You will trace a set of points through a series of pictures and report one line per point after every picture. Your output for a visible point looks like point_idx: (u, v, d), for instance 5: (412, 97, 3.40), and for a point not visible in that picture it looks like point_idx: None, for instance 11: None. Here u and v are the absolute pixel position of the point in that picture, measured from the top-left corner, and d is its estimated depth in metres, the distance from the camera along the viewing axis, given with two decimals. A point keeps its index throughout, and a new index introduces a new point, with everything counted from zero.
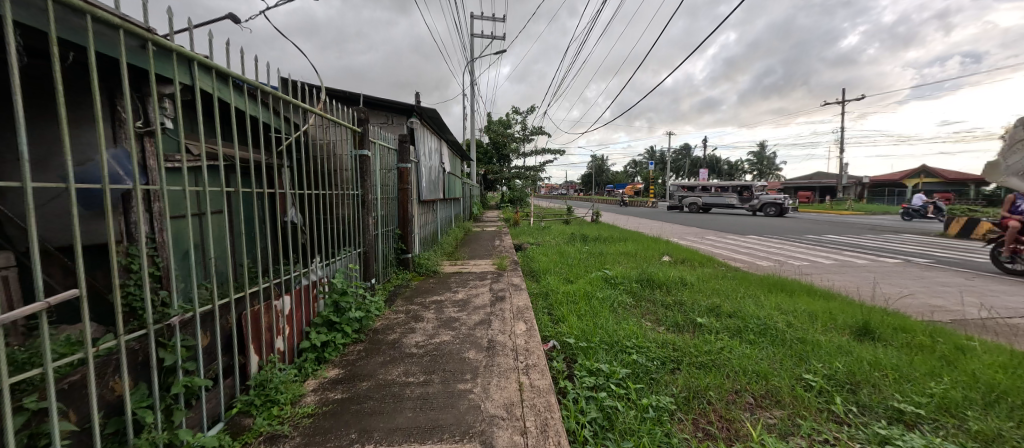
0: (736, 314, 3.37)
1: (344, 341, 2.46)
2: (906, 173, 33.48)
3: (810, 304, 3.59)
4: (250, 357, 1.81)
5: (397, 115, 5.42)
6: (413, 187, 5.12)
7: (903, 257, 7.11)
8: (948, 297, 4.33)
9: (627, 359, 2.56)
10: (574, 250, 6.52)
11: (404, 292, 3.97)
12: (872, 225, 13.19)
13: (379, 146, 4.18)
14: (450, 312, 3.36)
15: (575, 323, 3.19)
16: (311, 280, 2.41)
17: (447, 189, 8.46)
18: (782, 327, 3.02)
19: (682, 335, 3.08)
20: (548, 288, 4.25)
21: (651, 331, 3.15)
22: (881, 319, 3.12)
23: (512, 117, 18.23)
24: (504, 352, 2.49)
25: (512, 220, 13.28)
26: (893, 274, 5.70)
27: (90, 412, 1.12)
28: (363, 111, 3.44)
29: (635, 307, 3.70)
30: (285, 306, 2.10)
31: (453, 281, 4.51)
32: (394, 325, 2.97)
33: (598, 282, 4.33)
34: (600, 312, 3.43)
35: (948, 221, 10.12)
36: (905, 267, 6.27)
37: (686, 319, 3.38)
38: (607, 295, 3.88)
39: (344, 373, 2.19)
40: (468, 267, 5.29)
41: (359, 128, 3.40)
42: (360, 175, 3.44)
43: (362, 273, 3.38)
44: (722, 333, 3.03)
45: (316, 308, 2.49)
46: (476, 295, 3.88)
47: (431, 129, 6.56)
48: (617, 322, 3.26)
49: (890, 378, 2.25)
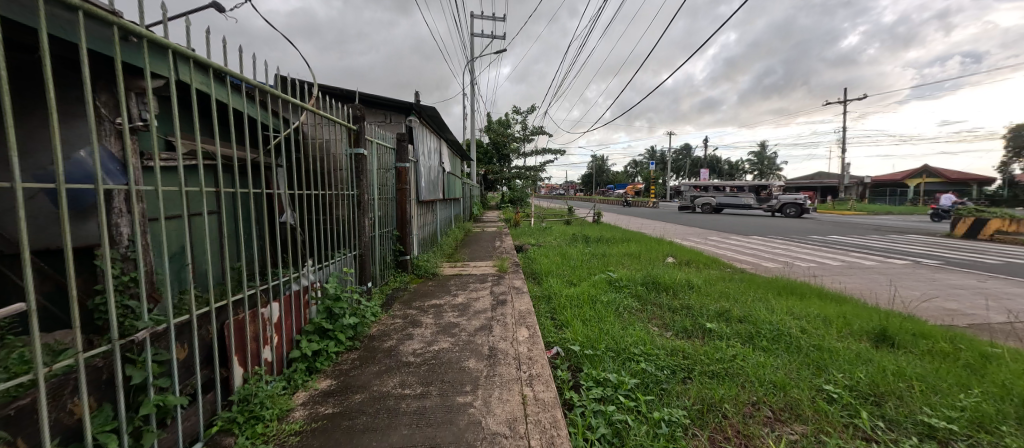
0: (746, 319, 3.24)
1: (337, 350, 2.33)
2: (907, 173, 33.37)
3: (823, 308, 3.47)
4: (232, 370, 1.68)
5: (395, 113, 5.28)
6: (412, 187, 4.99)
7: (911, 258, 6.99)
8: (963, 300, 4.21)
9: (636, 368, 2.44)
10: (576, 251, 6.40)
11: (402, 296, 3.84)
12: (876, 225, 13.07)
13: (376, 145, 4.04)
14: (449, 317, 3.23)
15: (579, 328, 3.06)
16: (301, 285, 2.27)
17: (447, 189, 8.32)
18: (796, 333, 2.89)
19: (691, 341, 2.95)
20: (551, 291, 4.11)
21: (659, 337, 3.02)
22: (898, 324, 2.99)
23: (511, 117, 18.10)
24: (505, 361, 2.37)
25: (513, 220, 13.15)
26: (903, 276, 5.57)
27: (40, 441, 0.99)
28: (358, 108, 3.28)
29: (641, 311, 3.58)
30: (273, 313, 1.97)
31: (453, 284, 4.38)
32: (390, 331, 2.84)
33: (602, 285, 4.19)
34: (605, 317, 3.29)
35: (954, 221, 10.02)
36: (915, 268, 6.14)
37: (695, 325, 3.25)
38: (612, 299, 3.75)
39: (337, 384, 2.06)
40: (469, 270, 5.16)
41: (354, 125, 3.24)
42: (355, 174, 3.28)
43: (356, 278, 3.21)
44: (734, 340, 2.90)
45: (307, 315, 2.35)
46: (476, 299, 3.75)
47: (430, 128, 6.43)
48: (623, 327, 3.14)
49: (916, 389, 2.12)
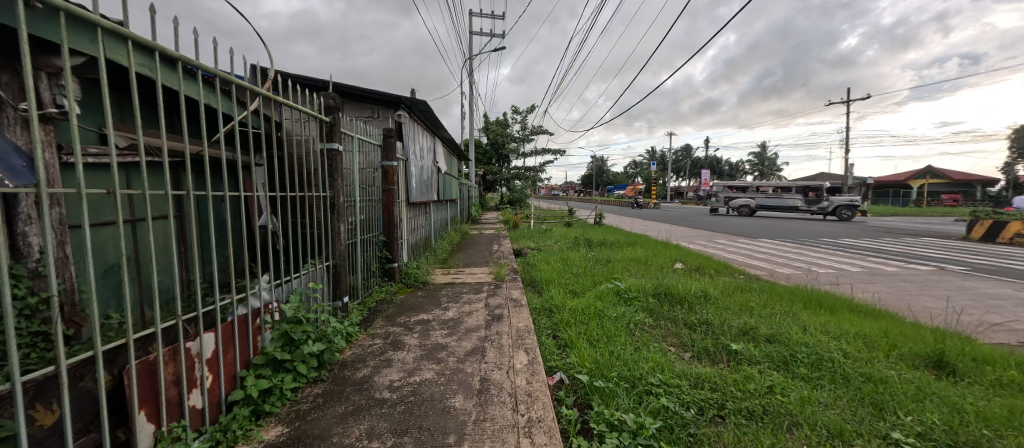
0: (775, 340, 2.85)
1: (294, 386, 1.91)
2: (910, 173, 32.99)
3: (861, 325, 3.07)
4: (131, 432, 1.26)
5: (382, 108, 4.86)
6: (400, 188, 4.56)
7: (934, 263, 6.60)
8: (1008, 312, 3.81)
9: (656, 405, 2.03)
10: (578, 256, 6.01)
11: (386, 311, 3.42)
12: (886, 226, 12.69)
13: (357, 140, 3.60)
14: (437, 336, 2.82)
15: (586, 351, 2.66)
16: (248, 310, 1.84)
17: (442, 190, 7.93)
18: (838, 357, 2.50)
19: (715, 366, 2.55)
20: (552, 303, 3.70)
21: (678, 360, 2.62)
22: (956, 347, 2.59)
23: (510, 117, 17.72)
24: (499, 398, 1.96)
25: (512, 222, 12.72)
26: (931, 284, 5.18)
27: None
28: (330, 96, 2.75)
29: (654, 328, 3.17)
30: (204, 348, 1.56)
31: (444, 295, 3.96)
32: (366, 357, 2.42)
33: (609, 296, 3.78)
34: (616, 337, 2.88)
35: (972, 223, 9.66)
36: (942, 275, 5.73)
37: (717, 345, 2.85)
38: (620, 313, 3.35)
39: (287, 435, 1.64)
40: (463, 278, 4.73)
41: (327, 116, 2.75)
42: (329, 175, 2.76)
43: (332, 292, 2.78)
44: (767, 366, 2.50)
45: (257, 345, 1.92)
46: (469, 313, 3.34)
47: (424, 125, 6.03)
48: (636, 349, 2.73)
49: (1009, 439, 1.71)
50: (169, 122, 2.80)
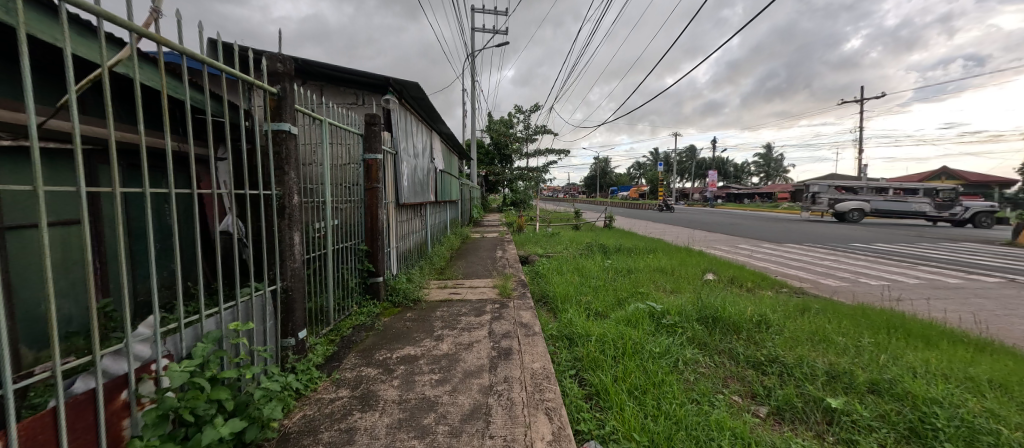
0: (883, 393, 2.11)
1: None
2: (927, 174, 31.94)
3: (990, 370, 2.30)
4: None
5: (368, 93, 4.15)
6: (388, 186, 3.82)
7: (1000, 274, 5.78)
8: None
9: None
10: (593, 265, 5.27)
11: (362, 342, 2.69)
12: (917, 230, 11.84)
13: (328, 124, 2.84)
14: (425, 386, 2.08)
15: (632, 411, 1.91)
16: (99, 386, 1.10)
17: (441, 190, 7.20)
18: (998, 426, 1.74)
19: (819, 439, 1.79)
20: (573, 330, 2.95)
21: (759, 427, 1.87)
22: None
23: (512, 115, 16.96)
24: None
25: (516, 225, 11.94)
26: (1015, 300, 4.39)
27: None
28: (281, 59, 1.99)
29: (709, 369, 2.42)
30: None
31: (438, 317, 3.22)
32: (317, 430, 1.66)
33: (642, 321, 3.02)
34: (667, 386, 2.13)
35: (1019, 227, 8.84)
36: (1017, 289, 4.93)
37: (803, 397, 2.11)
38: (663, 345, 2.60)
39: None
40: (462, 294, 3.96)
41: (274, 86, 1.98)
42: (278, 164, 1.99)
43: (280, 327, 1.99)
44: (893, 440, 1.76)
45: (121, 433, 1.19)
46: (468, 346, 2.61)
47: (418, 118, 5.34)
48: (699, 408, 1.98)
49: None
50: (83, 100, 2.15)
